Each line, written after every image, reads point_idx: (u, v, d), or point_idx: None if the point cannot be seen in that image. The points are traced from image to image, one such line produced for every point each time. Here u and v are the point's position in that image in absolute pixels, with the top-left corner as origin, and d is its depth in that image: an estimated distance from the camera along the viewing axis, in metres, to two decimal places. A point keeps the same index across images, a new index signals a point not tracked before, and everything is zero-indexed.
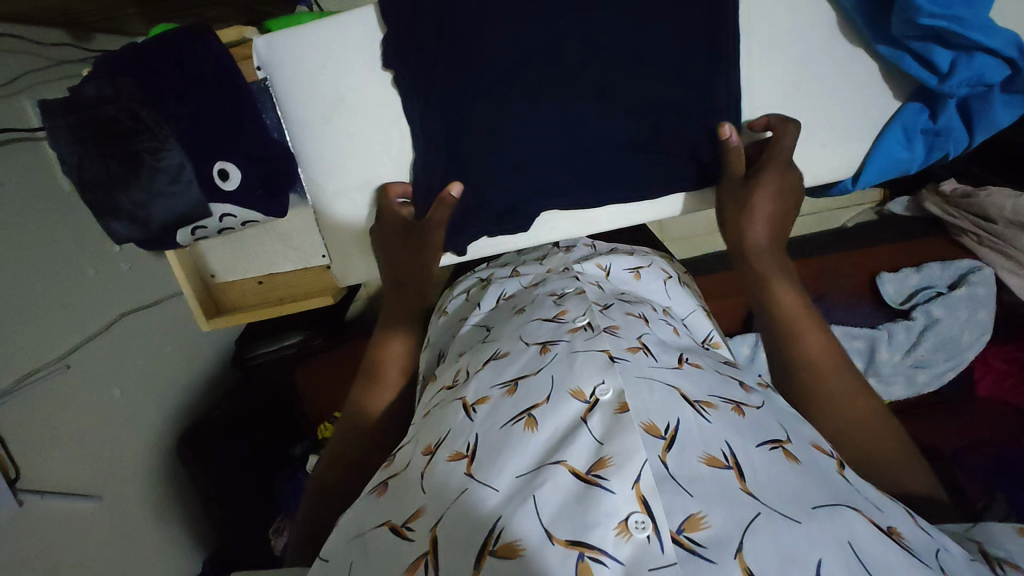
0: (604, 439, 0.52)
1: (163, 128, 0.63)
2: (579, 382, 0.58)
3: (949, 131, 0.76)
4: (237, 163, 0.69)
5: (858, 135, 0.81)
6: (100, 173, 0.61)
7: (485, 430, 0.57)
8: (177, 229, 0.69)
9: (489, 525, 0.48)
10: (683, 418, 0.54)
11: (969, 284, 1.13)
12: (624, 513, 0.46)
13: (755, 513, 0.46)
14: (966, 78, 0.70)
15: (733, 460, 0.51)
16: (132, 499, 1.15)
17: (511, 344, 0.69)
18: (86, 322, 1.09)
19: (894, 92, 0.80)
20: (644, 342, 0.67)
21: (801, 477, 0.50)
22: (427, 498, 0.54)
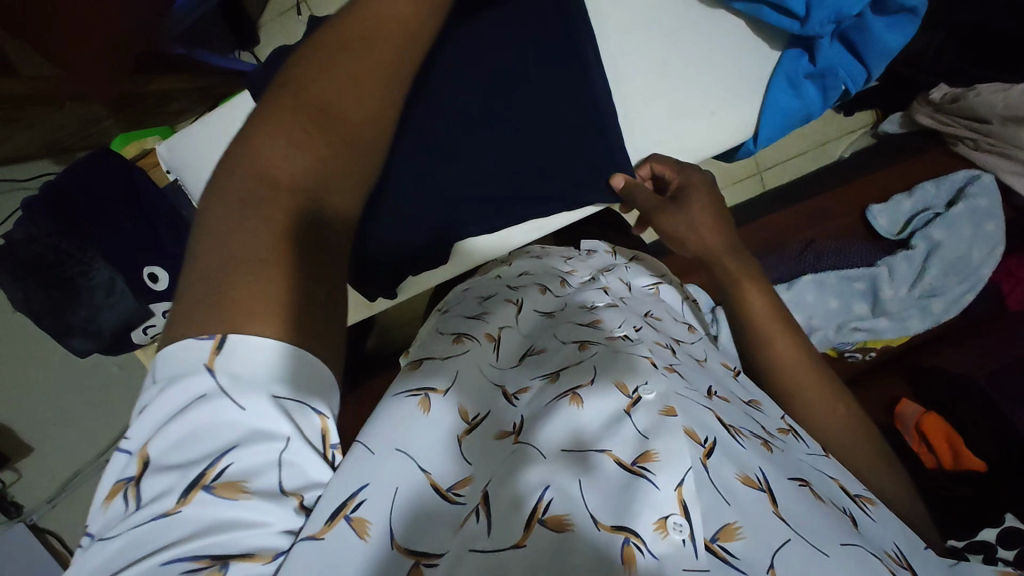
0: (648, 434, 0.46)
1: (88, 251, 0.69)
2: (625, 375, 0.52)
3: (832, 68, 0.76)
4: (164, 264, 0.74)
5: (746, 95, 0.78)
6: (45, 302, 0.68)
7: (531, 409, 0.52)
8: (130, 332, 0.74)
9: (535, 495, 0.42)
10: (721, 437, 0.48)
11: (968, 199, 1.05)
12: (666, 509, 0.41)
13: (784, 540, 0.42)
14: (823, 16, 0.73)
15: (766, 485, 0.46)
16: None
17: (546, 341, 0.64)
18: (117, 417, 1.15)
19: (770, 45, 0.79)
20: (677, 365, 0.58)
21: (830, 518, 0.46)
22: (473, 467, 0.48)
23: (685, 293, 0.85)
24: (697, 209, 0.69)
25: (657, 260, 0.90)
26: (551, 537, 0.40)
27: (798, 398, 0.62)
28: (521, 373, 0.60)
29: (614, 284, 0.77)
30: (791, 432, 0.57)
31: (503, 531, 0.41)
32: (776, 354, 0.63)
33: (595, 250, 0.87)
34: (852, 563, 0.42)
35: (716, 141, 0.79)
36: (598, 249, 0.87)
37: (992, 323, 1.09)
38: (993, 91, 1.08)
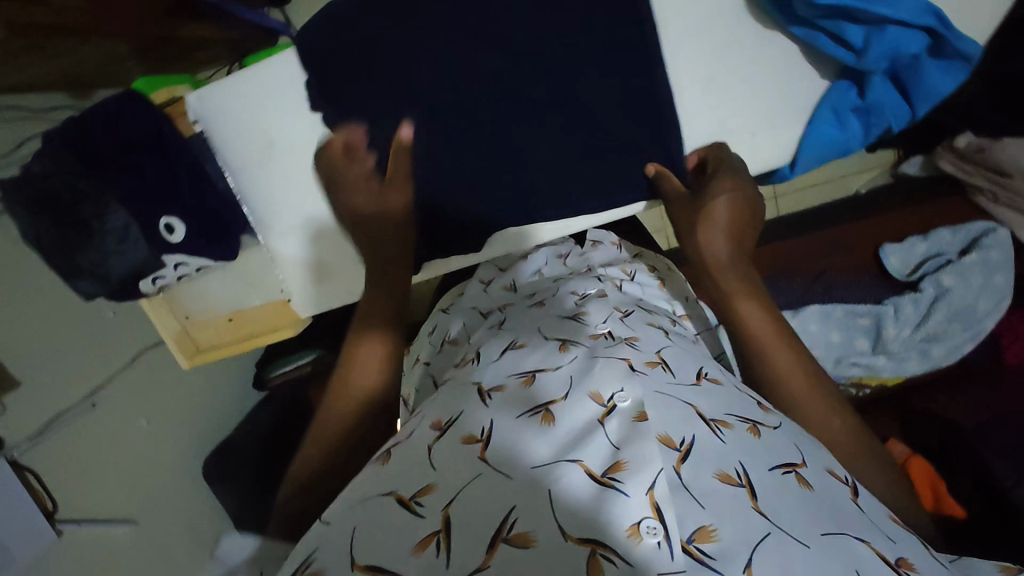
0: (620, 444, 0.53)
1: (105, 194, 0.65)
2: (598, 386, 0.59)
3: (879, 106, 0.73)
4: (180, 217, 0.71)
5: (786, 118, 0.77)
6: (56, 242, 0.63)
7: (499, 416, 0.58)
8: (139, 281, 0.73)
9: (502, 515, 0.48)
10: (699, 435, 0.55)
11: (981, 249, 1.06)
12: (638, 516, 0.47)
13: (764, 534, 0.47)
14: (879, 53, 0.69)
15: (746, 479, 0.52)
16: (166, 524, 1.21)
17: (531, 339, 0.72)
18: (108, 363, 1.16)
19: (821, 72, 0.76)
20: (664, 359, 0.66)
21: (817, 504, 0.51)
22: (437, 475, 0.53)
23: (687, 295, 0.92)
24: (716, 203, 0.70)
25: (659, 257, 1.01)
26: (514, 551, 0.46)
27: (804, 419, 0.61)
28: (501, 369, 0.67)
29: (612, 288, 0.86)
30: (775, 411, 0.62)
31: (465, 560, 0.46)
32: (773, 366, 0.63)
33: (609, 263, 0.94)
34: (832, 548, 0.47)
35: (751, 163, 0.78)
36: (609, 260, 0.95)
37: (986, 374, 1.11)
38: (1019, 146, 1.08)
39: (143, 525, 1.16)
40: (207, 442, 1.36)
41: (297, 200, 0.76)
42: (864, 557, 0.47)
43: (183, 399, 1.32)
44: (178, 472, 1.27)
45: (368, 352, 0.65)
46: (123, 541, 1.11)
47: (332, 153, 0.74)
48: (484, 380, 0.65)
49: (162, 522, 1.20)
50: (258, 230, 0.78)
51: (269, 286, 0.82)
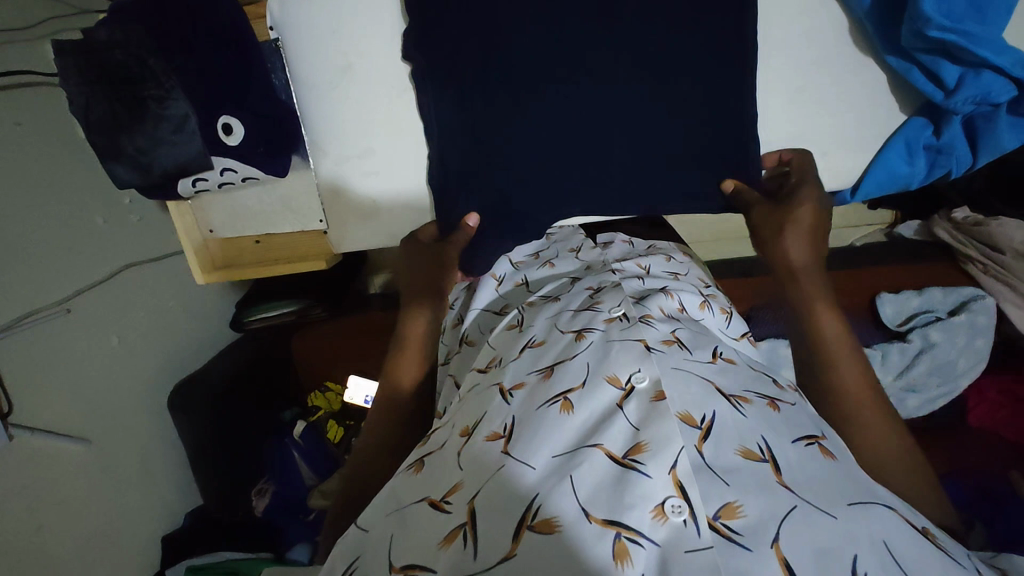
0: (640, 426, 0.48)
1: (169, 77, 0.64)
2: (615, 368, 0.54)
3: (952, 148, 0.74)
4: (242, 119, 0.69)
5: (859, 146, 0.79)
6: (106, 117, 0.63)
7: (522, 412, 0.53)
8: (178, 180, 0.71)
9: (528, 500, 0.45)
10: (720, 410, 0.50)
11: (969, 312, 1.13)
12: (662, 496, 0.44)
13: (790, 506, 0.43)
14: (971, 94, 0.68)
15: (769, 454, 0.47)
16: (120, 449, 1.14)
17: (546, 332, 0.62)
18: (90, 269, 1.09)
19: (900, 104, 0.77)
20: (678, 334, 0.60)
21: (842, 479, 0.47)
22: (465, 472, 0.50)
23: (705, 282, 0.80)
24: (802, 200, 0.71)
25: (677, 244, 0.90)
26: (539, 538, 0.42)
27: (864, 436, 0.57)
28: (521, 363, 0.59)
29: (627, 271, 0.75)
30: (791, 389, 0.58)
31: (489, 551, 0.43)
32: (839, 379, 0.60)
33: (613, 241, 0.88)
34: (859, 519, 0.42)
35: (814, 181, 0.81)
36: (616, 240, 0.88)
37: (952, 431, 1.17)
38: (1014, 226, 1.14)
39: (98, 446, 1.09)
40: (176, 374, 1.30)
41: (362, 128, 0.77)
42: (891, 529, 0.43)
43: (158, 322, 1.25)
44: (142, 398, 1.20)
45: (407, 360, 0.69)
46: (75, 458, 1.04)
47: (407, 88, 0.76)
48: (502, 376, 0.58)
49: (115, 445, 1.13)
50: (312, 152, 0.78)
51: (309, 217, 0.81)
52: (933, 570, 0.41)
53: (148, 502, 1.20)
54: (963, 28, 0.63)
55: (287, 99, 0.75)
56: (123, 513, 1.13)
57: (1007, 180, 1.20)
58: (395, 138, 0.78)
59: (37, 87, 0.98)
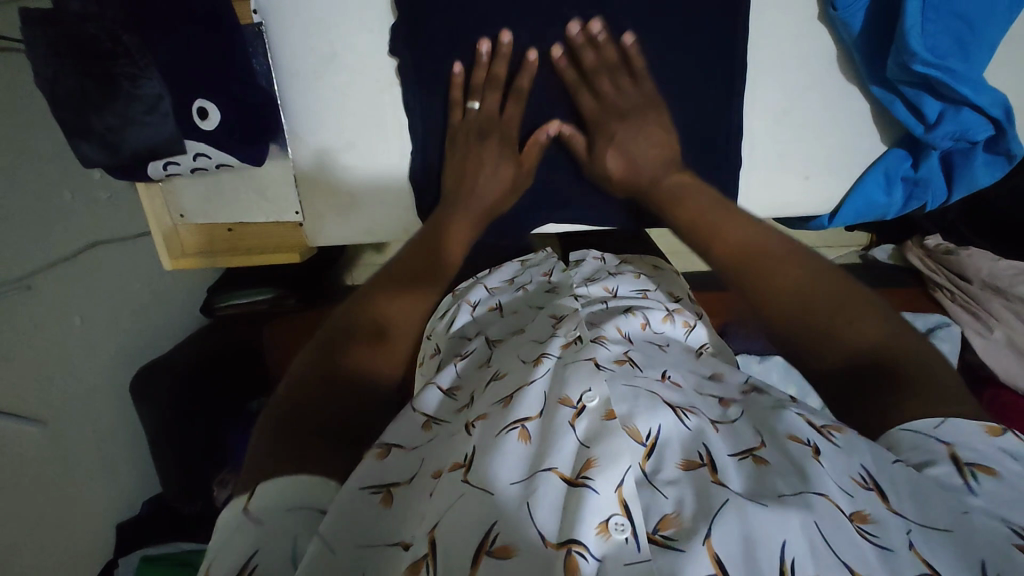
0: (589, 443, 0.48)
1: (144, 56, 0.62)
2: (567, 389, 0.52)
3: (930, 180, 0.76)
4: (219, 103, 0.67)
5: (838, 172, 0.80)
6: (75, 93, 0.60)
7: (479, 436, 0.51)
8: (149, 162, 0.68)
9: (485, 524, 0.43)
10: (665, 424, 0.49)
11: (935, 339, 1.16)
12: (607, 512, 0.43)
13: (721, 504, 0.42)
14: (950, 130, 0.69)
15: (708, 459, 0.46)
16: (76, 433, 1.10)
17: (508, 362, 0.61)
18: (55, 246, 1.05)
19: (881, 136, 0.78)
20: (632, 355, 0.60)
21: (782, 477, 0.45)
22: (430, 505, 0.47)
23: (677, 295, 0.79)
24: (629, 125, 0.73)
25: (642, 257, 0.89)
26: (495, 565, 0.41)
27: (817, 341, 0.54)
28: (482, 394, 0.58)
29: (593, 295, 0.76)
30: (754, 391, 0.59)
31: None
32: (770, 288, 0.58)
33: (586, 259, 0.89)
34: (792, 509, 0.41)
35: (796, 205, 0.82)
36: (587, 257, 0.90)
37: None
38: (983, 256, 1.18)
39: (53, 429, 1.05)
40: (138, 357, 1.26)
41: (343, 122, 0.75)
42: (821, 512, 0.41)
43: (123, 304, 1.21)
44: (102, 381, 1.16)
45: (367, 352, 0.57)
46: (29, 440, 1.00)
47: (393, 84, 0.74)
48: (466, 411, 0.57)
49: (71, 428, 1.09)
50: (291, 143, 0.76)
51: (284, 207, 0.79)
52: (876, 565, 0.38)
53: (102, 488, 1.17)
54: (947, 65, 0.64)
55: (268, 87, 0.73)
56: (75, 499, 1.10)
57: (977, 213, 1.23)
58: (378, 133, 0.76)
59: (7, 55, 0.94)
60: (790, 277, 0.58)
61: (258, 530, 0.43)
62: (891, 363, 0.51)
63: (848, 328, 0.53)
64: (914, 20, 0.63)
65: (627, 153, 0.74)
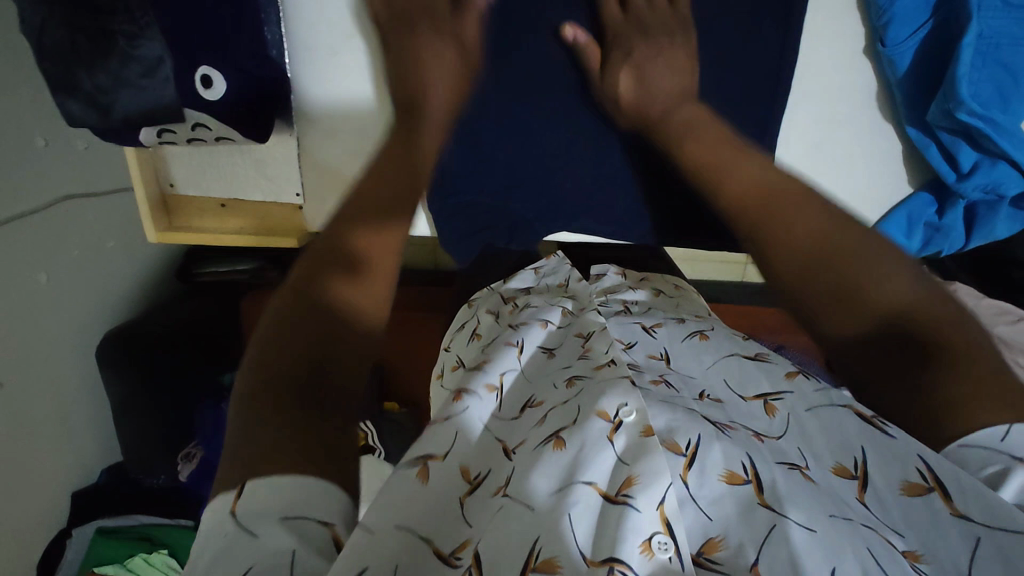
0: (629, 460, 0.44)
1: (146, 13, 0.57)
2: (602, 400, 0.49)
3: (951, 229, 0.74)
4: (224, 73, 0.62)
5: (864, 208, 0.77)
6: (63, 44, 0.56)
7: (517, 458, 0.48)
8: (142, 127, 0.64)
9: (529, 543, 0.40)
10: (706, 432, 0.45)
11: None
12: (650, 530, 0.39)
13: (771, 526, 0.38)
14: (981, 182, 0.69)
15: (753, 474, 0.42)
16: (35, 395, 1.04)
17: (545, 391, 0.57)
18: (23, 196, 0.98)
19: (909, 175, 0.75)
20: (666, 377, 0.56)
21: (827, 498, 0.41)
22: (476, 528, 0.43)
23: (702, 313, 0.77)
24: (664, 48, 0.68)
25: (666, 280, 0.85)
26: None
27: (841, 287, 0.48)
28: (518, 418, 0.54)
29: (609, 303, 0.73)
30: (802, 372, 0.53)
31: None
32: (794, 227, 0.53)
33: (605, 271, 0.86)
34: (843, 535, 0.37)
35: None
36: (608, 271, 0.86)
37: None
38: (969, 294, 1.18)
39: (11, 390, 0.99)
40: (106, 319, 1.20)
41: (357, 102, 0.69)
42: (874, 540, 0.37)
43: (93, 263, 1.15)
44: (65, 342, 1.10)
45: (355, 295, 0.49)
46: None
47: None
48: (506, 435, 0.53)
49: (31, 390, 1.03)
50: (297, 120, 0.69)
51: (285, 188, 0.73)
52: None
53: (60, 454, 1.11)
54: (990, 116, 0.63)
55: (278, 56, 0.65)
56: (31, 464, 1.04)
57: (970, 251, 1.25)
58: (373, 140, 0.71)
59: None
60: (807, 223, 0.52)
61: (251, 545, 0.35)
62: (910, 325, 0.44)
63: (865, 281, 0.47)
64: (967, 68, 0.61)
65: (642, 76, 0.68)
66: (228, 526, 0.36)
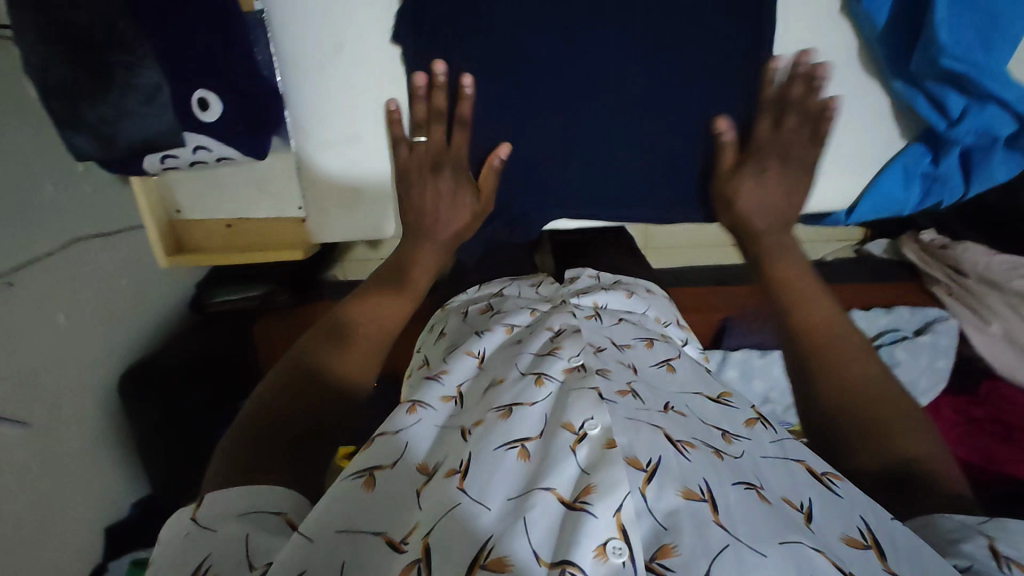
0: (589, 469, 0.48)
1: (141, 44, 0.59)
2: (569, 414, 0.52)
3: (949, 177, 0.75)
4: (221, 95, 0.65)
5: (857, 168, 0.78)
6: (67, 83, 0.57)
7: (477, 448, 0.51)
8: (145, 155, 0.66)
9: (479, 542, 0.43)
10: (666, 455, 0.50)
11: (934, 333, 1.16)
12: (607, 534, 0.43)
13: (722, 545, 0.43)
14: (972, 126, 0.69)
15: (709, 494, 0.47)
16: (65, 434, 1.06)
17: (506, 370, 0.61)
18: (39, 241, 1.01)
19: (900, 130, 0.76)
20: (634, 386, 0.60)
21: (777, 518, 0.47)
22: (423, 514, 0.47)
23: (665, 319, 0.81)
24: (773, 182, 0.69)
25: (636, 281, 0.89)
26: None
27: (871, 427, 0.56)
28: (483, 401, 0.57)
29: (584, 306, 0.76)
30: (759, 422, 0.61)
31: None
32: (847, 367, 0.60)
33: (579, 276, 0.89)
34: (791, 558, 0.43)
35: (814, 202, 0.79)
36: (582, 274, 0.89)
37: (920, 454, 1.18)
38: (980, 251, 1.17)
39: (40, 431, 1.01)
40: (127, 357, 1.22)
41: (347, 111, 0.71)
42: (816, 563, 0.43)
43: (110, 302, 1.18)
44: (90, 381, 1.12)
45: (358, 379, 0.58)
46: (15, 442, 0.96)
47: (401, 76, 0.71)
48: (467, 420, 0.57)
49: (59, 432, 1.05)
50: (295, 136, 0.72)
51: (288, 202, 0.77)
52: None
53: (92, 492, 1.13)
54: (972, 59, 0.64)
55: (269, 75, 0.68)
56: (65, 504, 1.06)
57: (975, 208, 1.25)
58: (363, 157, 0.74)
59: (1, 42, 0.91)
60: (858, 368, 0.60)
61: (212, 538, 0.43)
62: (917, 468, 0.53)
63: (897, 435, 0.55)
64: (944, 13, 0.63)
65: (761, 188, 0.70)
66: (187, 528, 0.44)
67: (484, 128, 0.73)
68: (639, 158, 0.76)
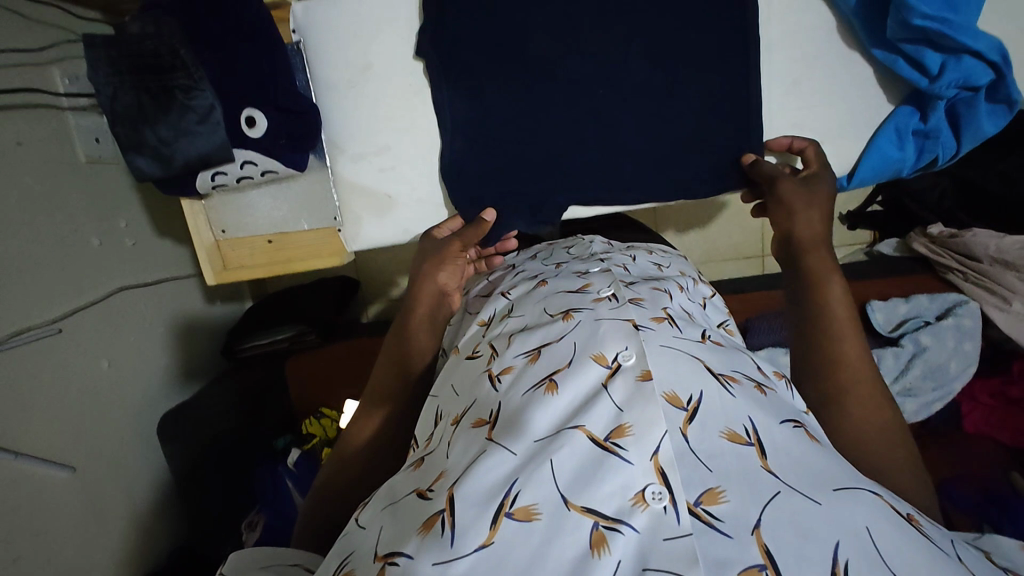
0: (625, 406, 0.49)
1: (198, 69, 0.69)
2: (602, 347, 0.55)
3: (938, 131, 0.78)
4: (267, 113, 0.74)
5: (851, 135, 0.82)
6: (133, 105, 0.69)
7: (507, 397, 0.54)
8: (198, 172, 0.75)
9: (504, 488, 0.45)
10: (707, 390, 0.50)
11: (956, 316, 1.16)
12: (642, 483, 0.44)
13: (773, 492, 0.43)
14: (953, 78, 0.73)
15: (755, 437, 0.47)
16: (106, 481, 1.07)
17: (535, 319, 0.64)
18: (84, 290, 1.06)
19: (887, 95, 0.81)
20: (669, 312, 0.62)
21: (827, 464, 0.46)
22: (450, 462, 0.51)
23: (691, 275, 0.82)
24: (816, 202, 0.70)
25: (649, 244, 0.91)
26: (517, 526, 0.43)
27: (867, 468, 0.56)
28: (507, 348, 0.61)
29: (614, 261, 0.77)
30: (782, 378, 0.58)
31: (465, 540, 0.43)
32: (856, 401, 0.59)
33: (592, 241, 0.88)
34: (842, 508, 0.42)
35: None
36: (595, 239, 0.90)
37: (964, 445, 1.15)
38: (988, 235, 1.20)
39: (83, 476, 1.02)
40: (163, 404, 1.24)
41: (376, 125, 0.81)
42: (870, 520, 0.41)
43: (148, 348, 1.21)
44: (130, 428, 1.14)
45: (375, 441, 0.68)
46: (60, 487, 0.96)
47: (423, 86, 0.80)
48: (493, 362, 0.60)
49: (99, 477, 1.05)
50: (330, 152, 0.82)
51: (325, 214, 0.84)
52: (920, 564, 0.39)
53: (132, 543, 1.12)
54: (943, 17, 0.69)
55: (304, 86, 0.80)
56: (105, 554, 1.04)
57: (973, 196, 1.28)
58: (388, 168, 0.83)
59: (56, 108, 1.01)
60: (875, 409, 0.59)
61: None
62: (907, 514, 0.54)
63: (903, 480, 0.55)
64: None
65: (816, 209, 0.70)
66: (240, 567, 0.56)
67: (500, 130, 0.79)
68: (650, 146, 0.80)
